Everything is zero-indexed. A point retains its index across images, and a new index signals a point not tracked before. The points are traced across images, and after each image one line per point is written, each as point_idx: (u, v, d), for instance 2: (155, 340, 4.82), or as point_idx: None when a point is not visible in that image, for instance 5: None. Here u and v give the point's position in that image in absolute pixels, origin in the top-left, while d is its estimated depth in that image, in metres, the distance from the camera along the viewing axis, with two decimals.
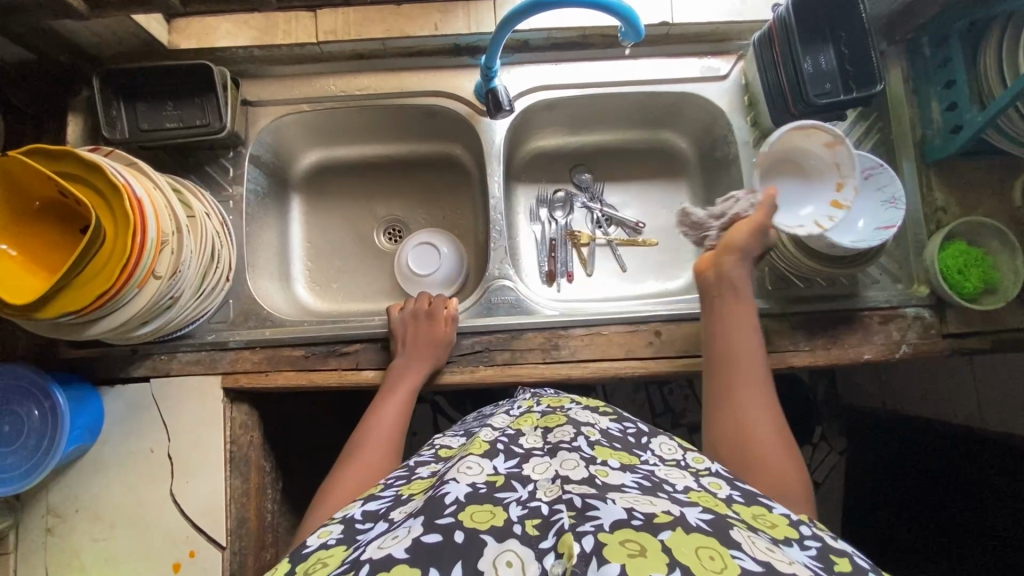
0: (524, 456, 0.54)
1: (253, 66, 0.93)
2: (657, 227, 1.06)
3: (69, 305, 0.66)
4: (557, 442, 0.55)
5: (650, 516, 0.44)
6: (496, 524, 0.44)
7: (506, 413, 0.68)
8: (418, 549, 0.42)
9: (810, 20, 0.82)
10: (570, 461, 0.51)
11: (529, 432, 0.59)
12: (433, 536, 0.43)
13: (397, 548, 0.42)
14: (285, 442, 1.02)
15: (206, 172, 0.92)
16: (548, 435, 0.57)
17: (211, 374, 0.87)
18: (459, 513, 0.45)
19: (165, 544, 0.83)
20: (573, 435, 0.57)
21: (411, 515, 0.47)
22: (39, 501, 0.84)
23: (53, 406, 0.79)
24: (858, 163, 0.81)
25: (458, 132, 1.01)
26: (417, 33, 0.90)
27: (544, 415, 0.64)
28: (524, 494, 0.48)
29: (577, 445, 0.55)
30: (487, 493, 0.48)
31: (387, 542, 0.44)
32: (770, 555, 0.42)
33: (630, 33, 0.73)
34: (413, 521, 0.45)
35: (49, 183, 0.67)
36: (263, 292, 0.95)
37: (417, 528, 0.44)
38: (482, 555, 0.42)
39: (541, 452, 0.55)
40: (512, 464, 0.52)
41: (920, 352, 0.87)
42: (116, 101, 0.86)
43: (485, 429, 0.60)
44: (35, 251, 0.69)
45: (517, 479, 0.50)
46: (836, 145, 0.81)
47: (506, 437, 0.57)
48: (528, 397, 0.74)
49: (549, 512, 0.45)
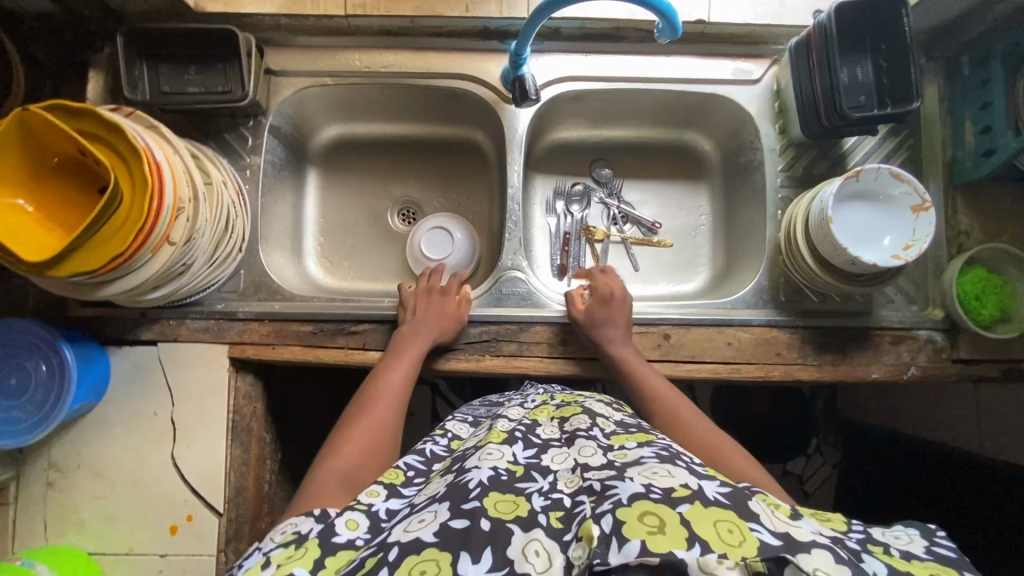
0: (542, 445, 0.59)
1: (279, 35, 0.92)
2: (673, 228, 1.05)
3: (85, 264, 0.66)
4: (574, 430, 0.60)
5: (668, 490, 0.46)
6: (521, 514, 0.47)
7: (521, 405, 0.71)
8: (447, 532, 0.46)
9: (852, 29, 0.80)
10: (589, 448, 0.56)
11: (546, 422, 0.65)
12: (461, 522, 0.46)
13: (426, 531, 0.46)
14: (286, 415, 1.02)
15: (224, 140, 0.91)
16: (565, 424, 0.63)
17: (218, 344, 0.87)
18: (484, 499, 0.48)
19: (163, 507, 0.84)
20: (590, 423, 0.61)
21: (435, 500, 0.50)
22: (42, 455, 0.85)
23: (61, 363, 0.79)
24: (931, 233, 0.76)
25: (480, 117, 1.00)
26: (448, 13, 0.88)
27: (560, 407, 0.68)
28: (545, 485, 0.52)
29: (592, 433, 0.59)
30: (509, 480, 0.51)
31: (414, 524, 0.48)
32: (786, 524, 0.45)
33: (667, 31, 0.72)
34: (439, 506, 0.49)
35: (69, 141, 0.66)
36: (274, 264, 0.94)
37: (444, 512, 0.48)
38: (511, 544, 0.44)
39: (559, 442, 0.60)
40: (531, 454, 0.57)
41: (928, 376, 0.87)
42: (139, 61, 0.85)
43: (501, 419, 0.64)
44: (52, 208, 0.69)
45: (537, 470, 0.54)
46: (920, 209, 0.78)
47: (523, 426, 0.62)
48: (542, 390, 0.77)
49: (571, 506, 0.49)
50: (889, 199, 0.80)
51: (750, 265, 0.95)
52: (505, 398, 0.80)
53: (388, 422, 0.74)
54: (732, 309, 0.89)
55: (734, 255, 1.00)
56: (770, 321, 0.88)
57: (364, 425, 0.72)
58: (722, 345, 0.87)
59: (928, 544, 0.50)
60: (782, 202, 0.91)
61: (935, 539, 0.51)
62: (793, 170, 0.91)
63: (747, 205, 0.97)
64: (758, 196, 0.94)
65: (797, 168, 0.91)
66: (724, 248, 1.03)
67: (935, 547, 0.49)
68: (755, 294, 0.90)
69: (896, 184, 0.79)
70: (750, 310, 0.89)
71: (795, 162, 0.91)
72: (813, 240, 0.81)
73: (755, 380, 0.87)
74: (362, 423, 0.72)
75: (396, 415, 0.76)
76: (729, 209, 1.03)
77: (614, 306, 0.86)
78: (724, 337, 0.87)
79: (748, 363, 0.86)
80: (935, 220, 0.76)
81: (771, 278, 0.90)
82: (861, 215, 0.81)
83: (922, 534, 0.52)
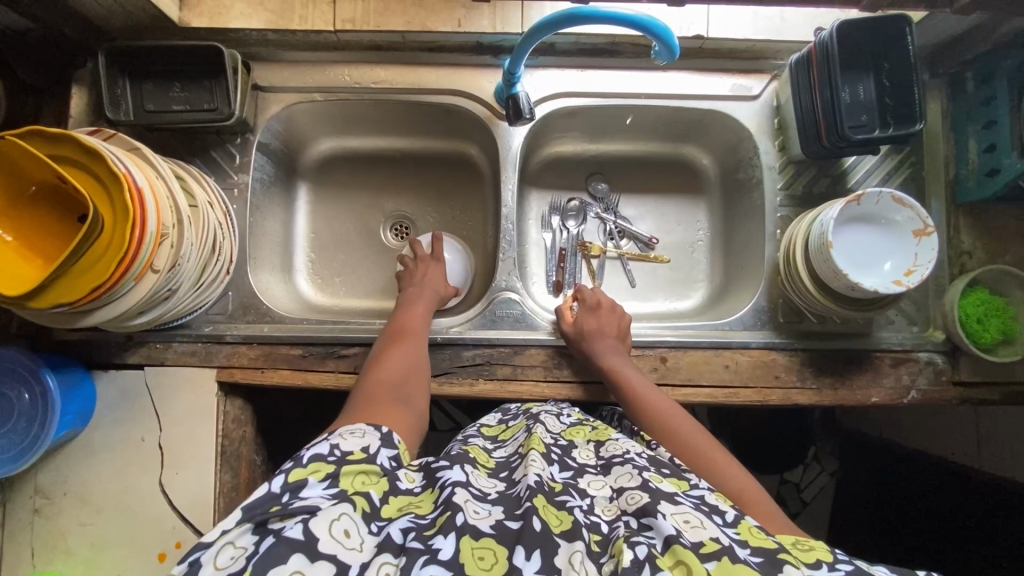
0: (578, 470, 0.60)
1: (266, 50, 0.89)
2: (671, 244, 1.03)
3: (65, 296, 0.64)
4: (611, 458, 0.61)
5: (697, 543, 0.47)
6: (566, 527, 0.49)
7: (558, 418, 0.73)
8: (503, 530, 0.48)
9: (853, 48, 0.78)
10: (624, 474, 0.57)
11: (582, 445, 0.65)
12: (515, 523, 0.49)
13: (483, 522, 0.49)
14: (277, 434, 1.01)
15: (211, 157, 0.89)
16: (601, 450, 0.63)
17: (206, 367, 0.85)
18: (534, 501, 0.50)
19: (151, 534, 0.82)
20: (626, 448, 0.62)
21: (486, 497, 0.53)
22: (28, 481, 0.83)
23: (44, 391, 0.77)
24: (932, 259, 0.75)
25: (473, 132, 0.98)
26: (439, 28, 0.85)
27: (595, 429, 0.69)
28: (585, 504, 0.53)
29: (628, 457, 0.60)
30: (548, 494, 0.53)
31: (471, 510, 0.50)
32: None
33: (664, 52, 0.69)
34: (492, 506, 0.51)
35: (47, 168, 0.64)
36: (264, 285, 0.93)
37: (498, 512, 0.50)
38: (559, 553, 0.46)
39: (594, 469, 0.60)
40: (568, 475, 0.58)
41: (928, 399, 0.85)
42: (121, 79, 0.82)
43: (541, 427, 0.67)
44: (32, 237, 0.67)
45: (575, 489, 0.56)
46: (922, 234, 0.76)
47: (560, 447, 0.63)
48: (576, 408, 0.79)
49: (609, 531, 0.50)
50: (888, 222, 0.78)
51: (749, 283, 0.93)
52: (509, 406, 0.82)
53: (413, 364, 0.76)
54: (730, 331, 0.88)
55: (732, 271, 0.98)
56: (768, 343, 0.86)
57: (392, 365, 0.75)
58: (719, 368, 0.85)
59: None
60: (782, 221, 0.89)
61: None
62: (792, 188, 0.89)
63: (746, 222, 0.96)
64: (757, 213, 0.92)
65: (796, 186, 0.89)
66: (722, 264, 1.01)
67: None
68: (753, 315, 0.88)
69: (899, 209, 0.77)
70: (748, 331, 0.87)
71: (795, 180, 0.89)
72: (812, 261, 0.80)
73: (753, 404, 0.86)
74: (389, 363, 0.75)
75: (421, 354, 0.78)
76: (728, 224, 1.01)
77: (605, 319, 0.85)
78: (721, 360, 0.86)
79: (746, 387, 0.85)
80: (938, 245, 0.75)
81: (770, 299, 0.88)
82: (864, 239, 0.79)
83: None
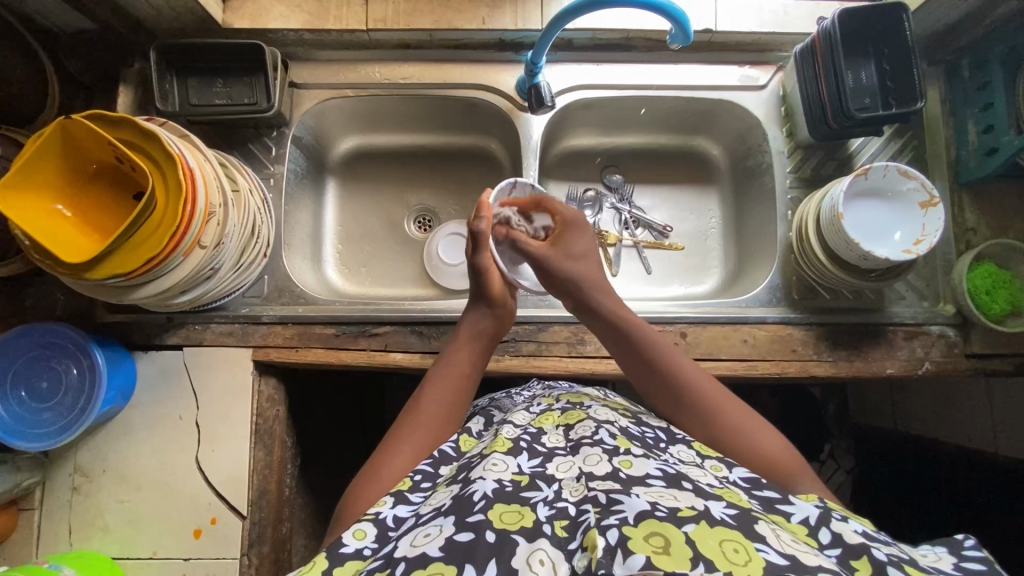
0: (547, 454, 0.60)
1: (302, 49, 0.95)
2: (685, 231, 1.07)
3: (120, 266, 0.68)
4: (580, 438, 0.61)
5: (674, 509, 0.48)
6: (526, 525, 0.50)
7: (528, 410, 0.73)
8: (452, 546, 0.48)
9: (855, 36, 0.83)
10: (594, 456, 0.57)
11: (551, 430, 0.65)
12: (465, 535, 0.49)
13: (432, 546, 0.48)
14: (308, 420, 1.03)
15: (249, 150, 0.94)
16: (570, 432, 0.64)
17: (242, 347, 0.88)
18: (488, 512, 0.50)
19: (187, 510, 0.85)
20: (594, 429, 0.62)
21: (439, 512, 0.52)
22: (67, 459, 0.85)
23: (91, 366, 0.80)
24: (940, 227, 0.78)
25: (493, 126, 1.03)
26: (464, 26, 0.92)
27: (564, 413, 0.69)
28: (550, 493, 0.54)
29: (598, 438, 0.61)
30: (514, 491, 0.54)
31: (420, 539, 0.50)
32: (792, 547, 0.46)
33: (679, 35, 0.76)
34: (443, 519, 0.51)
35: (108, 149, 0.69)
36: (297, 270, 0.97)
37: (449, 526, 0.50)
38: (516, 553, 0.47)
39: (564, 451, 0.61)
40: (536, 463, 0.58)
41: (942, 370, 0.88)
42: (169, 75, 0.88)
43: (507, 426, 0.66)
44: (88, 214, 0.72)
45: (542, 479, 0.56)
46: (929, 205, 0.80)
47: (528, 435, 0.63)
48: (547, 394, 0.79)
49: (576, 515, 0.50)
50: (886, 184, 0.82)
51: (762, 264, 0.96)
52: (507, 394, 0.85)
53: (447, 412, 0.70)
54: (747, 307, 0.91)
55: (745, 257, 1.02)
56: (783, 319, 0.89)
57: (430, 410, 0.70)
58: (738, 343, 0.88)
59: (957, 560, 0.50)
60: (792, 203, 0.93)
61: (963, 553, 0.51)
62: (800, 171, 0.94)
63: (757, 206, 1.00)
64: (768, 197, 0.96)
65: (805, 169, 0.94)
66: (734, 250, 1.05)
67: (964, 562, 0.49)
68: (768, 292, 0.91)
69: (895, 176, 0.81)
70: (764, 308, 0.90)
71: (803, 163, 0.94)
72: (824, 237, 0.83)
73: (772, 377, 0.89)
74: (427, 410, 0.70)
75: (457, 403, 0.72)
76: (738, 210, 1.05)
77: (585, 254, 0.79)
78: (739, 335, 0.89)
79: (764, 360, 0.88)
80: (944, 212, 0.79)
81: (784, 276, 0.91)
82: (870, 211, 0.83)
83: (950, 549, 0.52)
